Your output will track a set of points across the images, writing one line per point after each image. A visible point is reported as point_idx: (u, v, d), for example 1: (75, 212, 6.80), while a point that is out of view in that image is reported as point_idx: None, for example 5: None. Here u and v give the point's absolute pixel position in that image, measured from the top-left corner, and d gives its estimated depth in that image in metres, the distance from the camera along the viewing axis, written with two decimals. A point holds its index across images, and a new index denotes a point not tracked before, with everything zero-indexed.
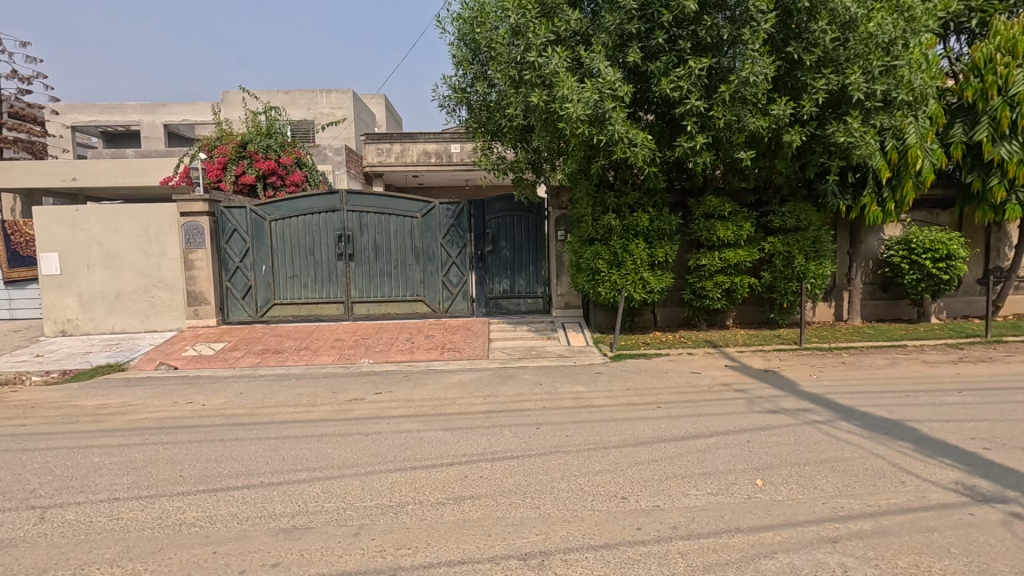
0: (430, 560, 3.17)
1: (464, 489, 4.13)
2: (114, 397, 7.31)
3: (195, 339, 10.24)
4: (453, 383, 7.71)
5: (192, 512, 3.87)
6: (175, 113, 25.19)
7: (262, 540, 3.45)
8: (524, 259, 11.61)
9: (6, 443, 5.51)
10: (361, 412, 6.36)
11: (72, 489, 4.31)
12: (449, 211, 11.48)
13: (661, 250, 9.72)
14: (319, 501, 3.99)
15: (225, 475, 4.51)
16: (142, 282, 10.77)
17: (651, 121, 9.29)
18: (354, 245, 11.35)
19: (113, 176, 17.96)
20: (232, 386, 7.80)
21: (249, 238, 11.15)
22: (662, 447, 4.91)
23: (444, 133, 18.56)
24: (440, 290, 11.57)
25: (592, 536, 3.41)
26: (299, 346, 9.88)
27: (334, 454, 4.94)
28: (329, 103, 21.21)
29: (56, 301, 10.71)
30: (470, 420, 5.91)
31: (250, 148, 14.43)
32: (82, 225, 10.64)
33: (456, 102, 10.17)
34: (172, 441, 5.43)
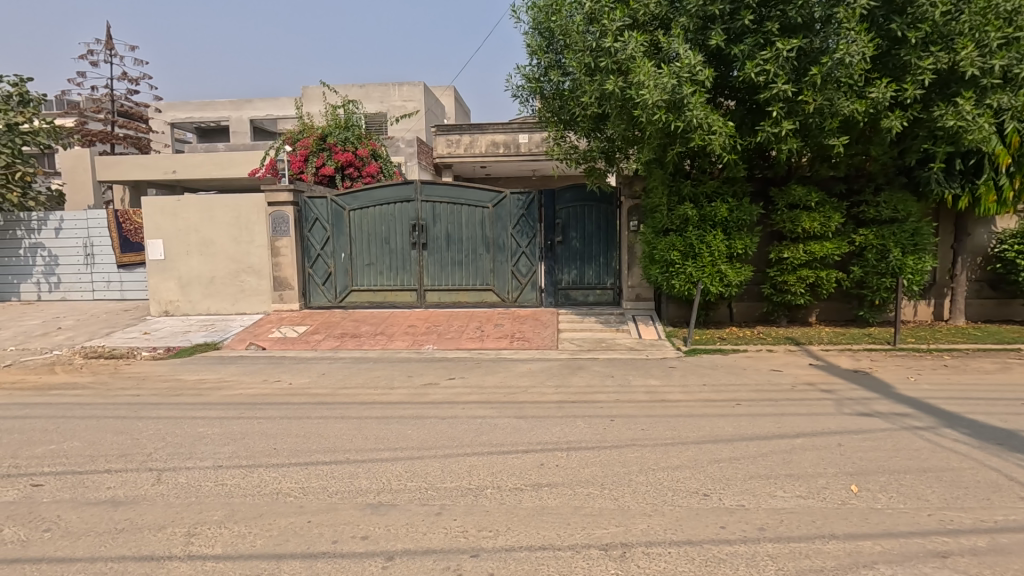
0: (511, 544, 3.23)
1: (541, 477, 4.17)
2: (212, 373, 7.93)
3: (280, 322, 10.89)
4: (524, 372, 7.78)
5: (287, 483, 4.14)
6: (260, 108, 26.72)
7: (352, 513, 3.64)
8: (594, 249, 11.48)
9: (125, 410, 6.11)
10: (436, 396, 6.55)
11: (181, 455, 4.72)
12: (520, 201, 11.52)
13: (740, 241, 9.31)
14: (402, 480, 4.15)
15: (315, 450, 4.79)
16: (233, 267, 11.55)
17: (732, 108, 8.90)
18: (427, 234, 11.64)
19: (207, 169, 19.33)
20: (315, 367, 8.26)
21: (330, 227, 11.68)
22: (744, 445, 4.74)
23: (513, 123, 18.60)
24: (510, 279, 11.67)
25: (674, 531, 3.35)
26: (375, 331, 10.28)
27: (413, 435, 5.12)
28: (401, 96, 21.79)
29: (160, 284, 11.70)
30: (543, 409, 5.94)
31: (329, 140, 15.06)
32: (182, 214, 11.53)
33: (529, 92, 10.16)
34: (263, 417, 5.82)
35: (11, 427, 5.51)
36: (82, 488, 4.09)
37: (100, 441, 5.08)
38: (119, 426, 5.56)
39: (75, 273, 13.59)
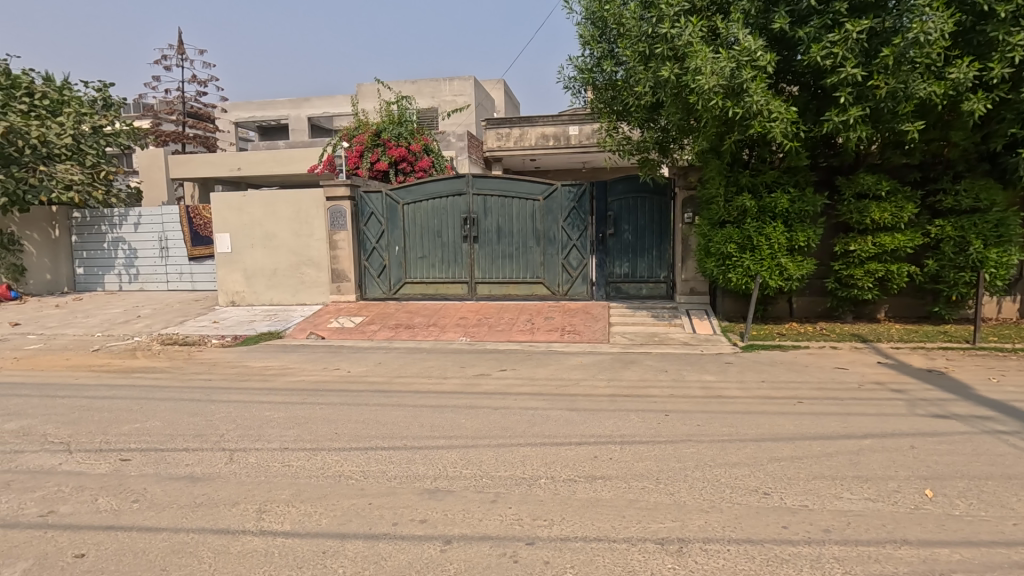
0: (566, 534, 3.26)
1: (594, 469, 4.17)
2: (276, 361, 8.34)
3: (338, 312, 11.29)
4: (575, 365, 7.77)
5: (348, 466, 4.32)
6: (317, 106, 27.65)
7: (410, 497, 3.76)
8: (647, 242, 11.31)
9: (200, 393, 6.53)
10: (488, 387, 6.65)
11: (251, 437, 5.01)
12: (571, 193, 11.46)
13: (803, 233, 8.92)
14: (457, 467, 4.25)
15: (373, 436, 4.97)
16: (294, 260, 12.05)
17: (795, 93, 8.55)
18: (478, 227, 11.77)
19: (269, 166, 20.21)
20: (372, 357, 8.53)
21: (385, 221, 11.99)
22: (807, 444, 4.57)
23: (563, 115, 18.48)
24: (560, 272, 11.64)
25: (733, 529, 3.28)
26: (428, 322, 10.51)
27: (467, 424, 5.23)
28: (452, 91, 22.04)
29: (228, 276, 12.35)
30: (595, 402, 5.93)
31: (384, 136, 15.43)
32: (247, 209, 12.10)
33: (581, 83, 10.05)
34: (324, 402, 6.08)
35: (100, 406, 5.99)
36: (165, 464, 4.41)
37: (178, 421, 5.45)
38: (194, 407, 5.94)
39: (152, 265, 14.53)
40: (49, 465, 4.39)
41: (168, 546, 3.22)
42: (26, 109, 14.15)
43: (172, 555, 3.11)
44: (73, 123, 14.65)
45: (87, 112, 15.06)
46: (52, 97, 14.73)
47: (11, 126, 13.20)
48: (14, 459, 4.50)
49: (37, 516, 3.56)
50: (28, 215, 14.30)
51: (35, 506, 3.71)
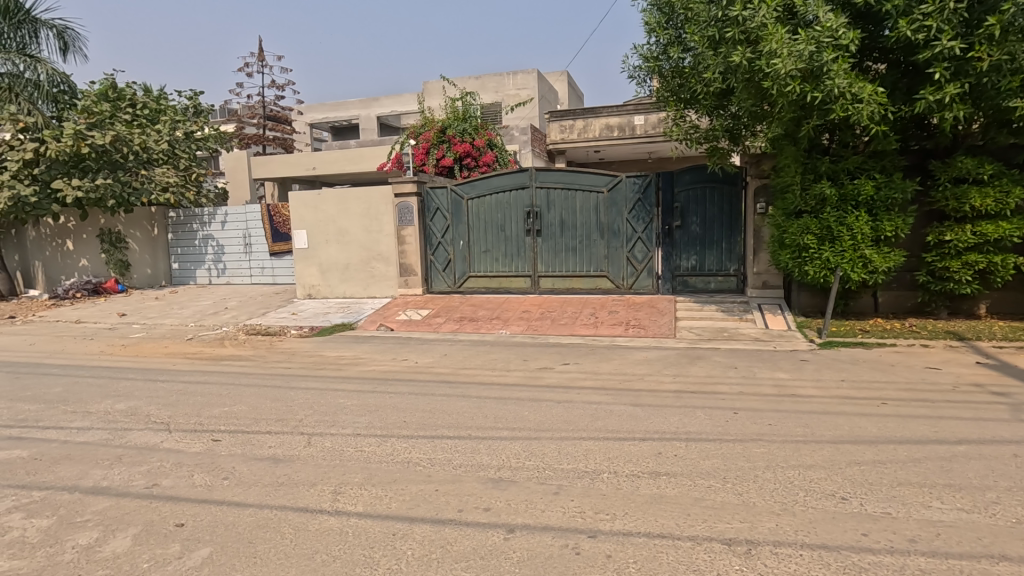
0: (628, 529, 3.24)
1: (659, 465, 4.11)
2: (349, 351, 8.75)
3: (405, 305, 11.68)
4: (639, 360, 7.65)
5: (416, 453, 4.48)
6: (385, 105, 28.52)
7: (474, 485, 3.86)
8: (716, 234, 10.93)
9: (281, 380, 6.99)
10: (551, 380, 6.68)
11: (326, 423, 5.31)
12: (636, 185, 11.25)
13: (890, 223, 8.31)
14: (520, 458, 4.32)
15: (440, 425, 5.13)
16: (365, 255, 12.56)
17: (882, 72, 7.97)
18: (541, 221, 11.78)
19: (341, 164, 21.11)
20: (438, 348, 8.78)
21: (450, 216, 12.24)
22: (891, 448, 4.29)
23: (627, 105, 18.11)
24: (625, 265, 11.47)
25: (806, 533, 3.14)
26: (492, 315, 10.66)
27: (530, 417, 5.29)
28: (516, 85, 22.13)
29: (304, 270, 13.03)
30: (660, 398, 5.82)
31: (449, 132, 15.72)
32: (321, 206, 12.70)
33: (647, 72, 9.83)
34: (393, 392, 6.33)
35: (194, 390, 6.54)
36: (250, 445, 4.76)
37: (262, 406, 5.86)
38: (276, 394, 6.36)
39: (237, 260, 15.59)
40: (153, 442, 4.85)
41: (255, 520, 3.48)
42: (130, 119, 15.65)
43: (258, 529, 3.37)
44: (169, 130, 16.13)
45: (180, 119, 16.58)
46: (151, 107, 16.29)
47: (118, 134, 14.54)
48: (124, 435, 5.01)
49: (144, 488, 3.96)
50: (132, 216, 15.68)
51: (141, 478, 4.11)
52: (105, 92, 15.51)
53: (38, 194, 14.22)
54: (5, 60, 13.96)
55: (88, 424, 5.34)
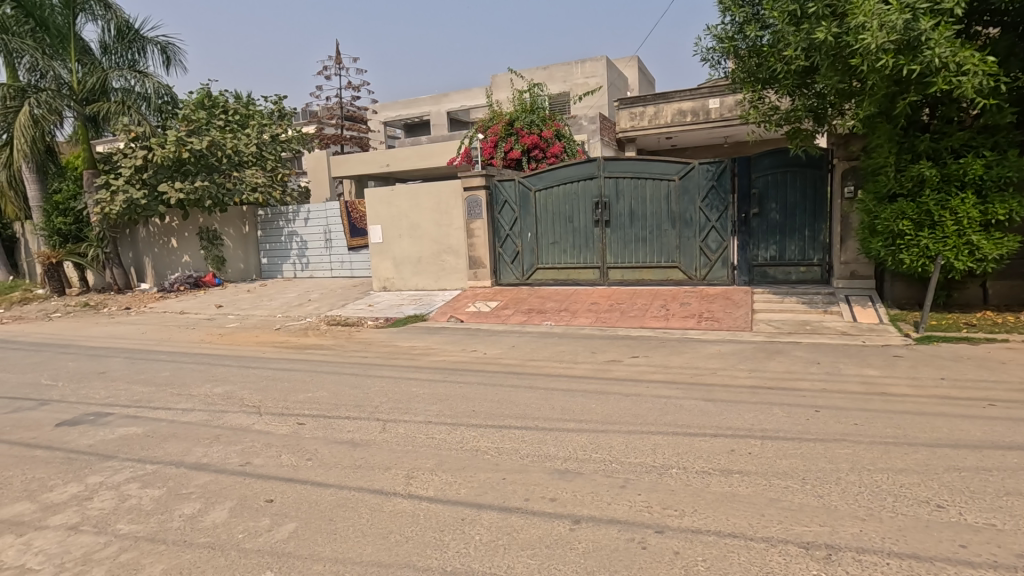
0: (697, 526, 3.17)
1: (732, 463, 3.98)
2: (421, 342, 9.06)
3: (475, 297, 11.89)
4: (713, 353, 7.39)
5: (484, 442, 4.59)
6: (455, 100, 29.00)
7: (541, 475, 3.91)
8: (798, 221, 10.34)
9: (359, 369, 7.37)
10: (620, 373, 6.61)
11: (400, 409, 5.55)
12: (710, 171, 10.83)
13: (1002, 205, 7.50)
14: (587, 450, 4.31)
15: (508, 415, 5.22)
16: (436, 248, 12.89)
17: (995, 37, 7.19)
18: (610, 211, 11.60)
19: (414, 161, 21.78)
20: (506, 340, 8.90)
21: (517, 208, 12.31)
22: (998, 454, 3.90)
23: (701, 88, 17.40)
24: (698, 256, 11.08)
25: (894, 541, 2.94)
26: (560, 307, 10.66)
27: (597, 409, 5.27)
28: (584, 73, 21.84)
29: (379, 264, 13.55)
30: (734, 393, 5.61)
31: (516, 125, 15.78)
32: (394, 201, 13.16)
33: (721, 53, 9.40)
34: (463, 381, 6.51)
35: (281, 376, 7.05)
36: (331, 429, 5.06)
37: (342, 392, 6.22)
38: (353, 381, 6.72)
39: (319, 255, 16.48)
40: (245, 423, 5.28)
41: (335, 500, 3.72)
42: (223, 125, 16.95)
43: (338, 509, 3.59)
44: (257, 134, 17.43)
45: (267, 123, 17.89)
46: (242, 113, 17.69)
47: (213, 139, 15.97)
48: (221, 417, 5.49)
49: (238, 465, 4.32)
50: (226, 215, 16.88)
51: (236, 456, 4.49)
52: (202, 102, 16.95)
53: (147, 197, 15.68)
54: (119, 76, 15.42)
55: (191, 405, 5.90)
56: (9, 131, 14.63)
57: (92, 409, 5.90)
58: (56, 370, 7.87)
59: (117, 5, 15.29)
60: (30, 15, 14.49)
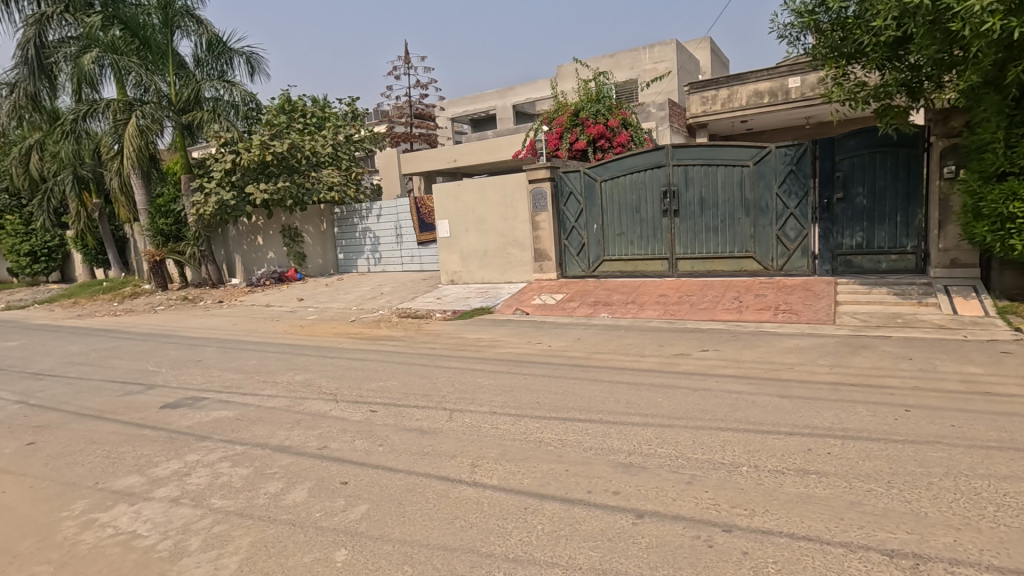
0: (769, 527, 3.04)
1: (809, 463, 3.77)
2: (487, 334, 9.21)
3: (540, 289, 11.91)
4: (791, 347, 7.01)
5: (548, 434, 4.61)
6: (520, 93, 29.00)
7: (604, 469, 3.88)
8: (889, 206, 9.60)
9: (427, 359, 7.61)
10: (688, 367, 6.42)
11: (466, 400, 5.68)
12: (788, 155, 10.26)
13: None
14: (652, 445, 4.23)
15: (572, 408, 5.21)
16: (502, 241, 13.00)
17: None
18: (679, 200, 11.24)
19: (480, 155, 22.01)
20: (571, 332, 8.87)
21: (583, 199, 12.18)
22: None
23: (780, 67, 16.40)
24: (775, 245, 10.54)
25: (995, 554, 2.69)
26: (626, 299, 10.47)
27: (664, 403, 5.14)
28: (652, 58, 21.20)
29: (447, 258, 13.85)
30: (813, 390, 5.30)
31: (582, 115, 15.58)
32: (461, 196, 13.41)
33: (801, 28, 8.82)
34: (528, 373, 6.57)
35: (356, 365, 7.41)
36: (401, 417, 5.26)
37: (411, 382, 6.45)
38: (422, 371, 6.94)
39: (391, 250, 17.09)
40: (323, 409, 5.61)
41: (404, 484, 3.88)
42: (302, 127, 17.96)
43: (407, 493, 3.74)
44: (333, 135, 18.27)
45: (341, 125, 18.72)
46: (318, 116, 18.63)
47: (293, 142, 16.92)
48: (302, 403, 5.85)
49: (317, 448, 4.60)
50: (306, 213, 17.84)
51: (315, 440, 4.79)
52: (283, 107, 18.00)
53: (236, 198, 16.84)
54: (211, 87, 16.66)
55: (275, 392, 6.33)
56: (119, 142, 16.07)
57: (190, 393, 6.47)
58: (161, 357, 8.68)
59: (208, 21, 16.47)
60: (135, 35, 15.93)
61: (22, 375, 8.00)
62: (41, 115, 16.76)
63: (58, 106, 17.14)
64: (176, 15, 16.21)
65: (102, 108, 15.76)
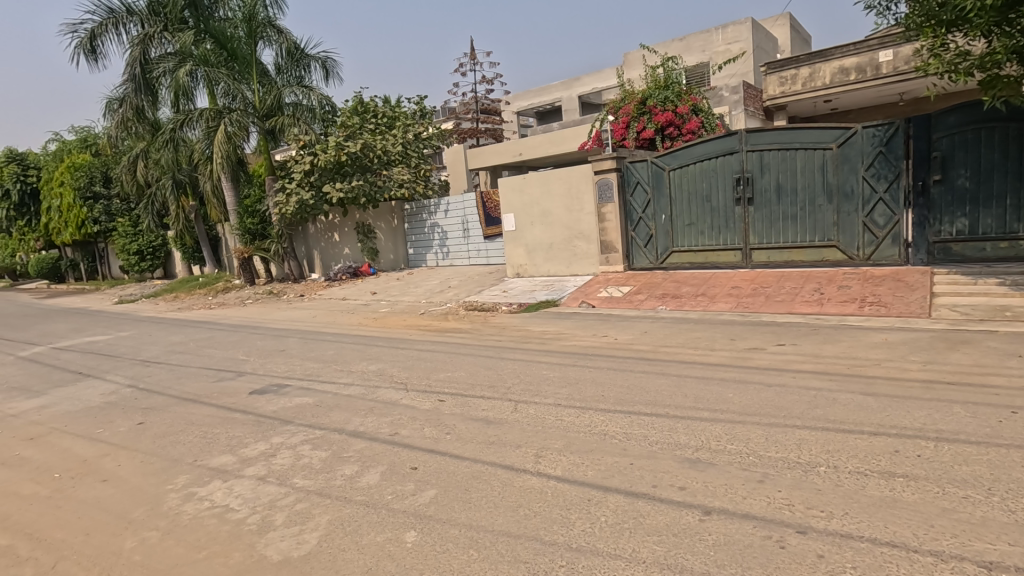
0: (848, 531, 2.87)
1: (896, 465, 3.52)
2: (552, 326, 9.23)
3: (607, 282, 11.75)
4: (878, 342, 6.53)
5: (613, 427, 4.58)
6: (586, 83, 28.63)
7: (670, 463, 3.81)
8: (996, 187, 8.74)
9: (494, 351, 7.75)
10: (762, 362, 6.15)
11: (531, 391, 5.74)
12: (878, 135, 9.53)
13: None
14: (721, 441, 4.10)
15: (637, 401, 5.13)
16: (568, 234, 12.92)
17: None
18: (754, 187, 10.71)
19: (545, 148, 22.00)
20: (638, 325, 8.71)
21: (651, 189, 11.88)
22: None
23: (868, 41, 15.20)
24: (861, 233, 9.85)
25: None
26: (697, 292, 10.14)
27: (735, 399, 4.96)
28: (725, 39, 20.27)
29: (513, 251, 13.94)
30: (903, 388, 4.93)
31: (650, 102, 15.18)
32: (527, 189, 13.45)
33: None
34: (593, 366, 6.54)
35: (425, 356, 7.66)
36: (468, 407, 5.40)
37: (478, 373, 6.59)
38: (488, 363, 7.08)
39: (458, 244, 17.46)
40: (395, 398, 5.86)
41: (470, 472, 3.98)
42: (374, 128, 18.67)
43: (473, 480, 3.84)
44: (402, 134, 18.83)
45: (410, 123, 19.25)
46: (388, 115, 19.28)
47: (366, 142, 17.58)
48: (376, 391, 6.14)
49: (388, 435, 4.82)
50: (378, 210, 18.60)
51: (387, 427, 5.01)
52: (355, 108, 18.74)
53: (314, 198, 17.73)
54: (292, 93, 17.71)
55: (350, 380, 6.67)
56: (211, 147, 17.34)
57: (275, 380, 6.95)
58: (249, 347, 9.37)
59: (287, 30, 17.50)
60: (224, 48, 17.20)
61: (133, 362, 8.90)
62: (145, 126, 18.33)
63: (159, 117, 18.63)
64: (259, 27, 17.35)
65: (195, 117, 17.08)
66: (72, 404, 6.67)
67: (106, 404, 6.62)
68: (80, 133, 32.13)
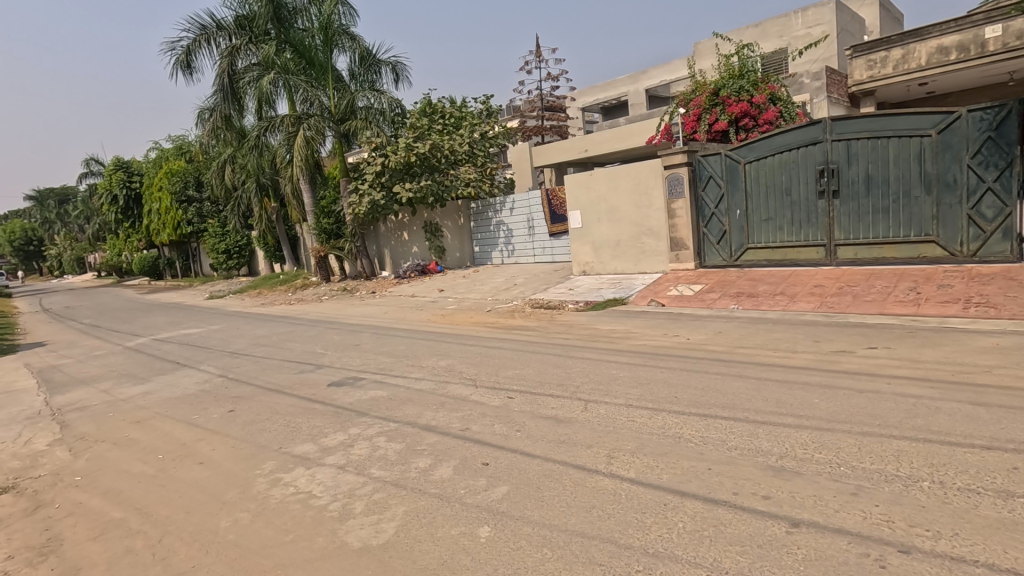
0: (958, 553, 2.62)
1: (1015, 484, 3.17)
2: (620, 325, 9.05)
3: (677, 280, 11.38)
4: (987, 347, 5.93)
5: (688, 430, 4.43)
6: (654, 76, 27.85)
7: (751, 471, 3.63)
8: None
9: (560, 349, 7.70)
10: (851, 365, 5.74)
11: (601, 391, 5.64)
12: (985, 119, 8.67)
13: None
14: (808, 449, 3.86)
15: (713, 404, 4.93)
16: (635, 231, 12.64)
17: None
18: (839, 179, 10.03)
19: (612, 143, 21.63)
20: (711, 325, 8.38)
21: (725, 183, 11.38)
22: None
23: (972, 16, 13.88)
24: (965, 227, 9.01)
25: None
26: (775, 290, 9.63)
27: (822, 405, 4.66)
28: (806, 23, 19.15)
29: (579, 248, 13.80)
30: (1019, 398, 4.46)
31: (723, 93, 14.55)
32: (593, 185, 13.26)
33: None
34: (664, 366, 6.35)
35: (493, 353, 7.73)
36: (536, 405, 5.38)
37: (546, 371, 6.57)
38: (556, 361, 7.03)
39: (523, 241, 17.52)
40: (465, 393, 5.95)
41: (541, 471, 3.97)
42: (442, 128, 19.07)
43: (545, 479, 3.82)
44: (469, 134, 19.10)
45: (477, 123, 19.49)
46: (456, 116, 19.61)
47: (434, 142, 17.98)
48: (446, 386, 6.26)
49: (460, 429, 4.90)
50: (446, 210, 19.04)
51: (458, 422, 5.09)
52: (424, 110, 19.19)
53: (385, 198, 18.27)
54: (365, 97, 18.35)
55: (422, 375, 6.84)
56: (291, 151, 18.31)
57: (350, 374, 7.23)
58: (327, 341, 9.82)
59: (360, 36, 18.22)
60: (303, 57, 18.18)
61: (223, 353, 9.55)
62: (232, 133, 19.61)
63: (245, 125, 19.91)
64: (334, 35, 18.18)
65: (277, 123, 18.07)
66: (171, 391, 7.25)
67: (201, 392, 7.14)
68: (176, 141, 34.90)
